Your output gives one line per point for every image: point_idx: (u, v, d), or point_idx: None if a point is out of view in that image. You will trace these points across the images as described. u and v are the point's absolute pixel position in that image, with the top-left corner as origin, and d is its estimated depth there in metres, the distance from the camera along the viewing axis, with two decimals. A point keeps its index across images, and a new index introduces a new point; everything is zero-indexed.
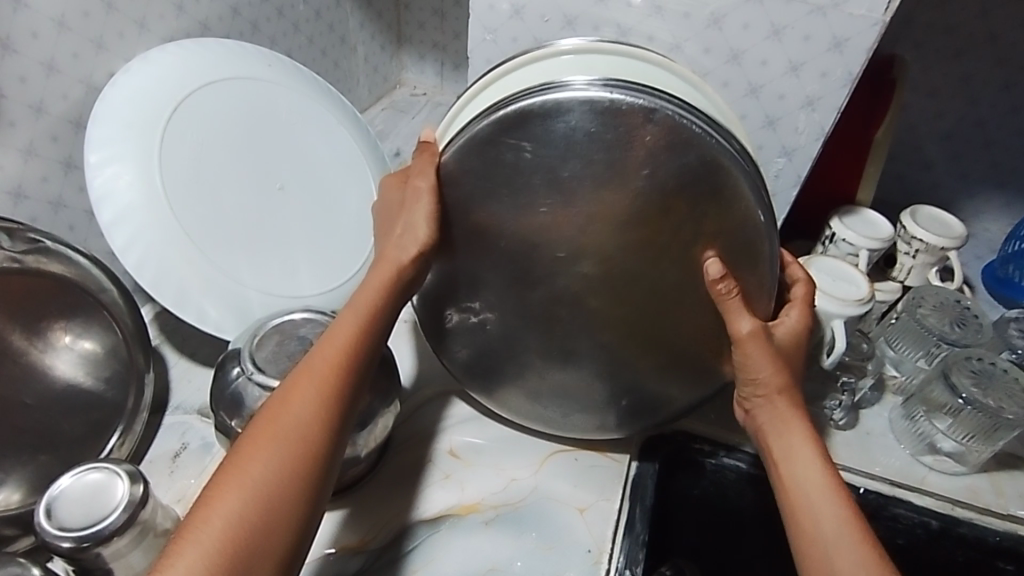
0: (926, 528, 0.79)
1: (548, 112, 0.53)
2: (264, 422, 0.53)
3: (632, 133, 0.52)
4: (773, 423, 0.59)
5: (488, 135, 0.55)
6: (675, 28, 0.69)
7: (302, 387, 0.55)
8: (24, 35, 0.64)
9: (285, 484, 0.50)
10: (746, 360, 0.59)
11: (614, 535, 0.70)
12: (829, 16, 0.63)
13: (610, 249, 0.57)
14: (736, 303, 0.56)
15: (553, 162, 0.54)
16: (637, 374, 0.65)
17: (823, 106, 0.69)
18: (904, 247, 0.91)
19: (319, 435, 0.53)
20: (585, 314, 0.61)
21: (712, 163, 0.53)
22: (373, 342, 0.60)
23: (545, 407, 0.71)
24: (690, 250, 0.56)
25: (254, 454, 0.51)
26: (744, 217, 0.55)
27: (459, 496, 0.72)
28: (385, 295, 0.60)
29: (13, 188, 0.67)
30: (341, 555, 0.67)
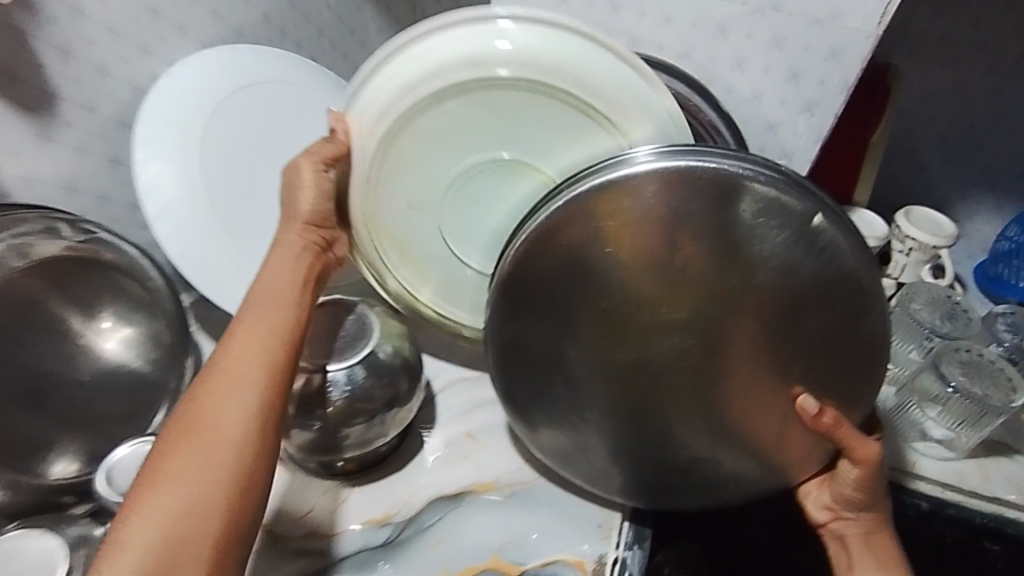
0: (916, 510, 0.86)
1: (622, 186, 0.56)
2: (173, 426, 0.52)
3: (698, 192, 0.55)
4: (869, 543, 0.65)
5: (564, 214, 0.58)
6: (684, 36, 0.74)
7: (212, 385, 0.54)
8: (82, 43, 0.66)
9: (206, 478, 0.50)
10: (863, 477, 0.63)
11: (622, 513, 0.75)
12: (827, 27, 0.68)
13: (703, 310, 0.58)
14: (846, 429, 0.61)
15: (630, 233, 0.57)
16: (676, 419, 0.65)
17: (821, 111, 0.73)
18: (898, 246, 0.95)
19: (237, 419, 0.53)
20: (667, 381, 0.63)
21: (817, 230, 0.55)
22: (285, 326, 0.61)
23: (592, 462, 0.71)
24: (762, 305, 0.58)
25: (169, 454, 0.51)
26: (857, 288, 0.56)
27: (476, 474, 0.77)
28: (286, 284, 0.63)
29: (66, 183, 0.70)
30: (368, 527, 0.72)
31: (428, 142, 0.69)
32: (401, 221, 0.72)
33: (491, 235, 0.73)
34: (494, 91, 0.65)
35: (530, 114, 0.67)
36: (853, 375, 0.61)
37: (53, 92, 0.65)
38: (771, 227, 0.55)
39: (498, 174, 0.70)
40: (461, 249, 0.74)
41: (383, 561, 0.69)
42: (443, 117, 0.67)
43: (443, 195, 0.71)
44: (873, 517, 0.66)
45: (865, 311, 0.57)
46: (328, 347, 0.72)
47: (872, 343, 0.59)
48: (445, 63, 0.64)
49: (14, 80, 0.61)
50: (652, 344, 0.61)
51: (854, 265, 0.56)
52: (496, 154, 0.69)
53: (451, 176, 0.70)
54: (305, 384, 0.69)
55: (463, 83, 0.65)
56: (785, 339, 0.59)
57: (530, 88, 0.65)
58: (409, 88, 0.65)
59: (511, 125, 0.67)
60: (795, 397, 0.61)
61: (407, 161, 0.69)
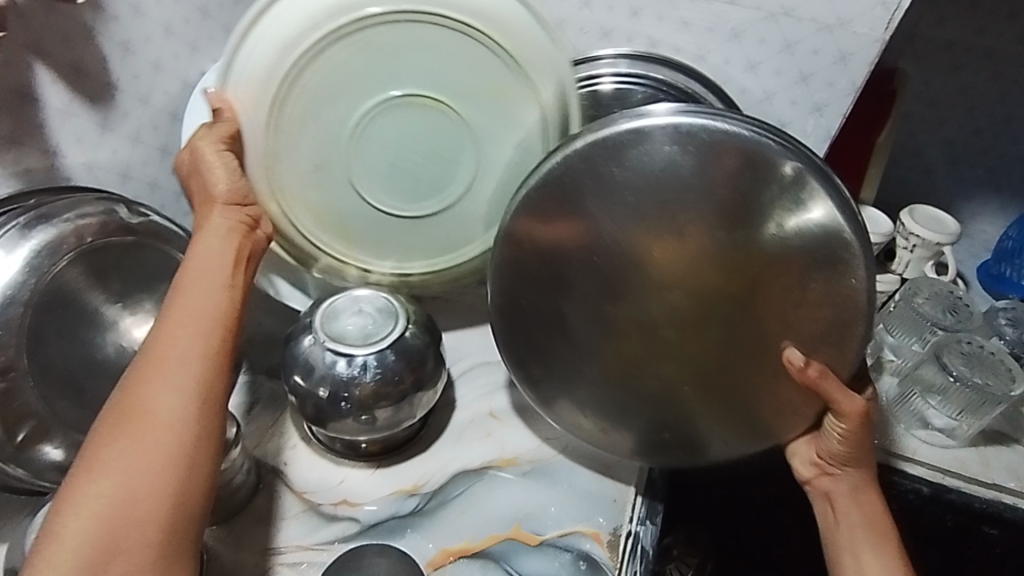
0: (919, 494, 0.89)
1: (632, 137, 0.63)
2: (109, 414, 0.54)
3: (701, 147, 0.62)
4: (855, 500, 0.69)
5: (574, 157, 0.65)
6: (700, 39, 0.78)
7: (145, 374, 0.56)
8: (140, 39, 0.70)
9: (139, 464, 0.52)
10: (849, 433, 0.67)
11: (636, 489, 0.79)
12: (835, 33, 0.72)
13: (693, 263, 0.64)
14: (833, 383, 0.64)
15: (639, 182, 0.64)
16: (672, 380, 0.70)
17: (829, 112, 0.78)
18: (902, 243, 0.99)
19: (171, 406, 0.55)
20: (663, 339, 0.68)
21: (793, 177, 0.61)
22: (208, 307, 0.60)
23: (601, 428, 0.76)
24: (752, 263, 0.63)
25: (106, 444, 0.53)
26: (836, 233, 0.62)
27: (499, 451, 0.81)
28: (210, 266, 0.63)
29: (121, 171, 0.75)
30: (398, 495, 0.76)
31: (316, 96, 0.72)
32: (312, 184, 0.75)
33: (406, 177, 0.76)
34: (374, 33, 0.70)
35: (417, 49, 0.72)
36: (844, 334, 0.64)
37: (113, 85, 0.69)
38: (734, 168, 0.62)
39: (400, 115, 0.73)
40: (381, 199, 0.77)
41: (408, 528, 0.73)
42: (329, 68, 0.71)
43: (351, 146, 0.74)
44: (857, 473, 0.69)
45: (849, 266, 0.62)
46: (357, 332, 0.73)
47: (857, 299, 0.63)
48: (321, 16, 0.69)
49: (80, 72, 0.66)
50: (647, 298, 0.67)
51: (840, 225, 0.61)
52: (392, 96, 0.72)
53: (349, 126, 0.73)
54: (337, 368, 0.71)
55: (342, 29, 0.69)
56: (773, 297, 0.64)
57: (407, 23, 0.70)
58: (289, 45, 0.69)
59: (400, 64, 0.72)
60: (783, 352, 0.65)
61: (303, 120, 0.72)
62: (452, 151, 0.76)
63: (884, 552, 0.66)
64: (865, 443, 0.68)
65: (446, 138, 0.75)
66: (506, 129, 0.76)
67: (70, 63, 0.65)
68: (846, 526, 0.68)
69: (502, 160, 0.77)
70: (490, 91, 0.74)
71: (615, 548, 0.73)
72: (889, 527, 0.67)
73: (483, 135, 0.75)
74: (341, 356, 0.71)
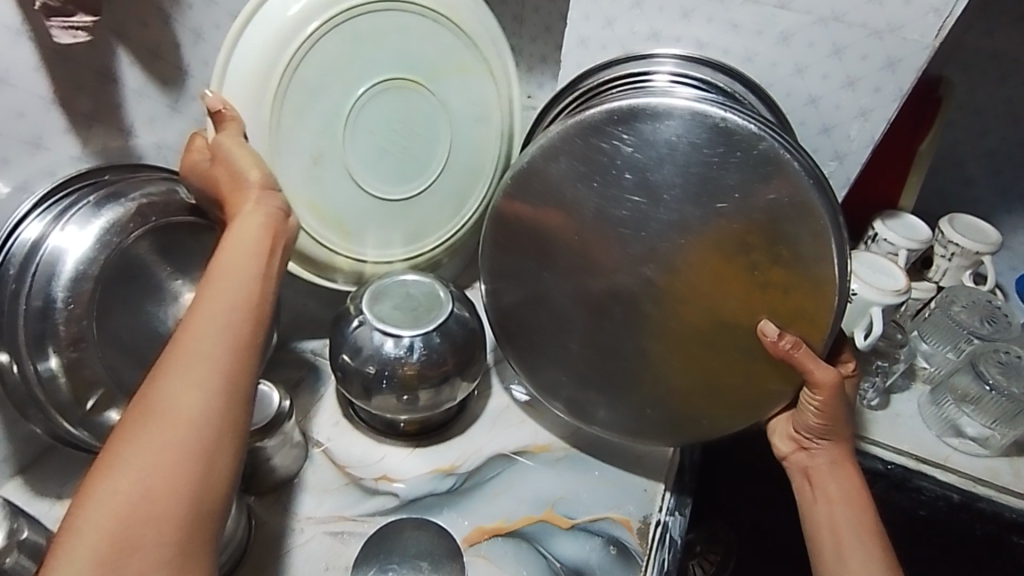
0: (947, 501, 0.89)
1: (640, 117, 0.63)
2: (128, 410, 0.50)
3: (701, 130, 0.62)
4: (833, 471, 0.72)
5: (576, 133, 0.66)
6: (748, 42, 0.79)
7: (167, 367, 0.51)
8: (210, 27, 0.73)
9: (158, 462, 0.48)
10: (823, 405, 0.69)
11: (666, 480, 0.81)
12: (885, 39, 0.73)
13: (676, 244, 0.67)
14: (805, 352, 0.66)
15: (643, 163, 0.64)
16: (654, 357, 0.74)
17: (874, 117, 0.78)
18: (940, 251, 0.98)
19: (194, 402, 0.50)
20: (641, 315, 0.72)
21: (768, 158, 0.61)
22: (238, 298, 0.56)
23: (601, 409, 0.81)
24: (725, 243, 0.65)
25: (122, 440, 0.48)
26: (804, 210, 0.62)
27: (533, 437, 0.84)
28: (241, 254, 0.59)
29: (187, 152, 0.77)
30: (436, 473, 0.79)
31: (310, 92, 0.74)
32: (311, 178, 0.77)
33: (391, 160, 0.83)
34: (358, 23, 0.74)
35: (392, 36, 0.77)
36: (812, 306, 0.67)
37: (184, 70, 0.72)
38: (700, 145, 0.62)
39: (384, 101, 0.79)
40: (371, 185, 0.82)
41: (444, 506, 0.76)
42: (320, 59, 0.73)
43: (344, 134, 0.78)
44: (833, 445, 0.72)
45: (818, 240, 0.64)
46: (404, 314, 0.76)
47: (828, 280, 0.65)
48: (307, 11, 0.71)
49: (155, 56, 0.69)
50: (622, 272, 0.70)
51: (815, 216, 0.62)
52: (377, 83, 0.77)
53: (344, 117, 0.77)
54: (386, 347, 0.73)
55: (325, 25, 0.72)
56: (748, 275, 0.66)
57: (383, 13, 0.76)
58: (283, 37, 0.70)
59: (379, 51, 0.77)
60: (758, 325, 0.68)
61: (298, 113, 0.74)
62: (427, 130, 0.84)
63: (858, 520, 0.68)
64: (840, 415, 0.70)
65: (420, 116, 0.83)
66: (466, 107, 0.86)
67: (147, 47, 0.68)
68: (822, 500, 0.71)
69: (467, 133, 0.88)
70: (453, 72, 0.83)
71: (645, 536, 0.75)
72: (866, 499, 0.69)
73: (452, 112, 0.85)
74: (389, 336, 0.74)
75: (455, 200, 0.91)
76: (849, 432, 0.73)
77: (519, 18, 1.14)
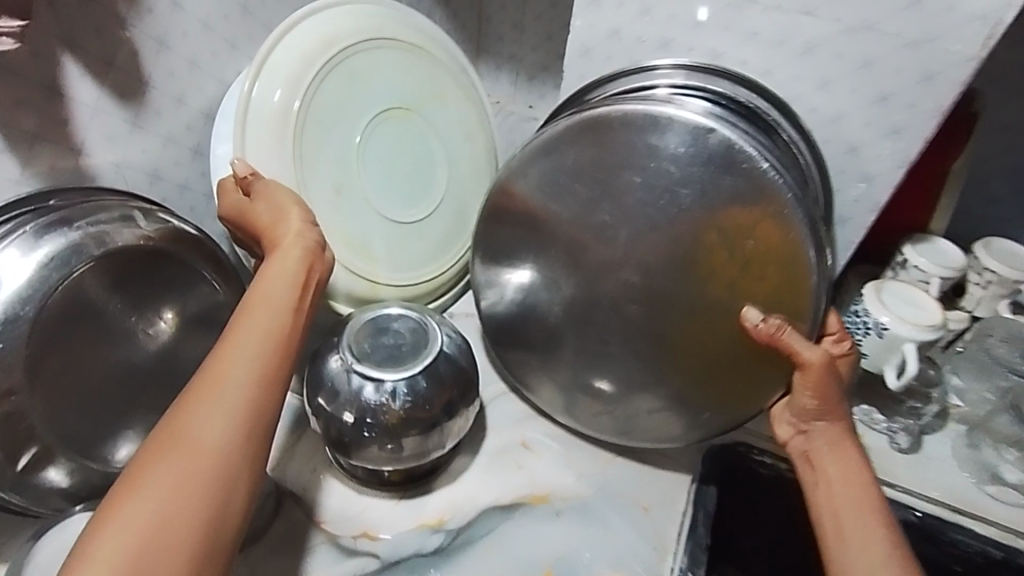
0: (987, 558, 0.78)
1: (614, 121, 0.64)
2: (154, 435, 0.47)
3: (670, 132, 0.62)
4: (830, 449, 0.64)
5: (555, 140, 0.67)
6: (769, 53, 0.71)
7: (199, 393, 0.49)
8: (175, 33, 0.66)
9: (182, 494, 0.45)
10: (814, 387, 0.63)
11: (677, 537, 0.73)
12: (922, 49, 0.66)
13: (653, 245, 0.66)
14: (790, 335, 0.63)
15: (626, 173, 0.65)
16: (647, 363, 0.72)
17: (909, 135, 0.70)
18: (974, 277, 0.89)
19: (222, 429, 0.48)
20: (627, 315, 0.70)
21: (741, 155, 0.61)
22: (276, 326, 0.54)
23: (623, 424, 0.77)
24: (708, 238, 0.64)
25: (145, 467, 0.45)
26: (769, 197, 0.62)
27: (530, 485, 0.75)
28: (280, 281, 0.56)
29: (151, 170, 0.69)
30: (422, 529, 0.71)
31: (321, 124, 0.72)
32: (337, 211, 0.75)
33: (401, 187, 0.81)
34: (353, 60, 0.75)
35: (383, 69, 0.78)
36: (792, 289, 0.65)
37: (145, 81, 0.65)
38: (669, 145, 0.63)
39: (388, 130, 0.78)
40: (393, 213, 0.80)
41: (432, 566, 0.69)
42: (326, 98, 0.72)
43: (359, 164, 0.77)
44: (831, 425, 0.65)
45: (785, 227, 0.62)
46: (388, 354, 0.68)
47: (804, 270, 0.64)
48: (309, 51, 0.70)
49: (111, 66, 0.62)
50: (604, 277, 0.70)
51: (786, 210, 0.62)
52: (378, 114, 0.77)
53: (356, 145, 0.76)
54: (365, 392, 0.66)
55: (328, 61, 0.72)
56: (723, 271, 0.65)
57: (373, 50, 0.77)
58: (296, 79, 0.69)
59: (374, 85, 0.77)
60: (742, 309, 0.65)
61: (317, 151, 0.73)
62: (428, 154, 0.83)
63: (867, 513, 0.59)
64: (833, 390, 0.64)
65: (417, 140, 0.81)
66: (456, 129, 0.86)
67: (101, 56, 0.60)
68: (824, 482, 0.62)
69: (460, 153, 0.87)
70: (438, 98, 0.84)
71: None
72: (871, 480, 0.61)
73: (444, 134, 0.85)
74: (370, 379, 0.66)
75: (461, 223, 0.88)
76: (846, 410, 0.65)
77: (516, 26, 1.07)
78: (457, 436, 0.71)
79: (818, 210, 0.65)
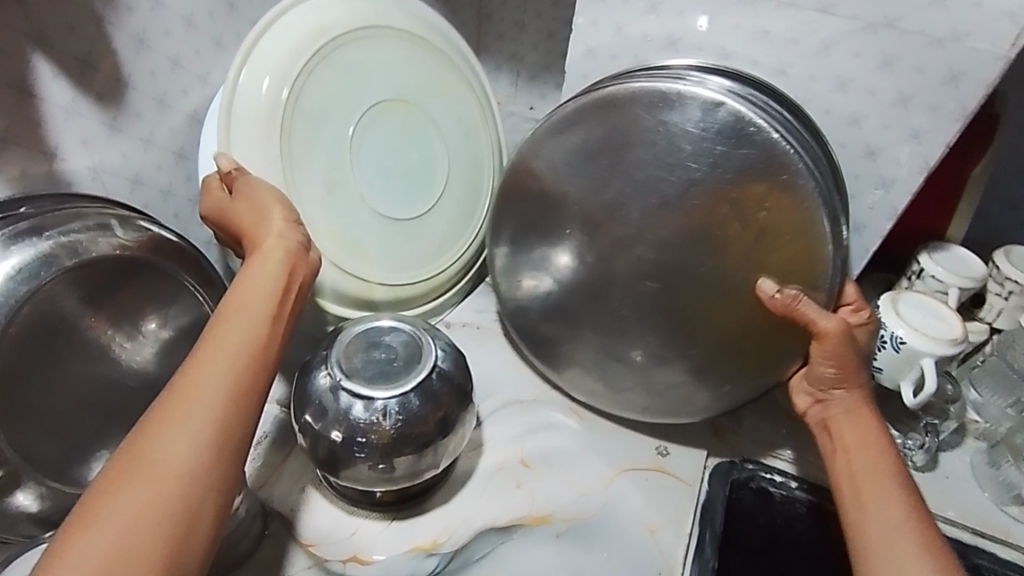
0: None
1: (624, 98, 0.64)
2: (116, 459, 0.44)
3: (682, 106, 0.62)
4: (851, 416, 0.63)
5: (570, 118, 0.67)
6: (782, 52, 0.68)
7: (164, 413, 0.45)
8: (157, 31, 0.63)
9: (139, 526, 0.41)
10: (834, 356, 0.62)
11: (684, 558, 0.69)
12: (947, 48, 0.62)
13: (667, 222, 0.65)
14: (807, 304, 0.62)
15: (640, 151, 0.64)
16: (663, 341, 0.71)
17: (929, 139, 0.66)
18: (995, 287, 0.84)
19: (187, 450, 0.44)
20: (640, 290, 0.69)
21: (756, 130, 0.61)
22: (251, 338, 0.50)
23: (647, 400, 0.76)
24: (726, 209, 0.63)
25: (101, 495, 0.42)
26: (779, 165, 0.61)
27: (530, 505, 0.72)
28: (257, 291, 0.53)
29: (131, 175, 0.66)
30: (415, 552, 0.67)
31: (313, 118, 0.69)
32: (329, 209, 0.71)
33: (399, 181, 0.77)
34: (346, 51, 0.71)
35: (378, 59, 0.74)
36: (805, 259, 0.64)
37: (125, 82, 0.61)
38: (684, 120, 0.62)
39: (384, 123, 0.75)
40: (388, 211, 0.76)
41: None
42: (317, 90, 0.69)
43: (352, 161, 0.73)
44: (850, 394, 0.64)
45: (795, 195, 0.62)
46: (380, 371, 0.65)
47: (818, 241, 0.63)
48: (299, 41, 0.67)
49: (87, 65, 0.58)
50: (620, 254, 0.69)
51: (799, 181, 0.61)
52: (373, 106, 0.73)
53: (349, 140, 0.72)
54: (354, 411, 0.62)
55: (318, 50, 0.68)
56: (737, 248, 0.64)
57: (368, 39, 0.73)
58: (284, 70, 0.66)
59: (370, 76, 0.73)
60: (756, 283, 0.65)
61: (307, 146, 0.69)
62: (427, 149, 0.79)
63: (885, 475, 0.58)
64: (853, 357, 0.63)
65: (414, 135, 0.78)
66: (457, 122, 0.82)
67: (77, 56, 0.57)
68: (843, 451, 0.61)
69: (461, 149, 0.83)
70: (438, 89, 0.80)
71: None
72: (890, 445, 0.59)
73: (444, 128, 0.81)
74: (360, 398, 0.63)
75: (462, 222, 0.84)
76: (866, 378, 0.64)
77: (518, 24, 1.04)
78: (451, 455, 0.68)
79: (836, 187, 0.65)
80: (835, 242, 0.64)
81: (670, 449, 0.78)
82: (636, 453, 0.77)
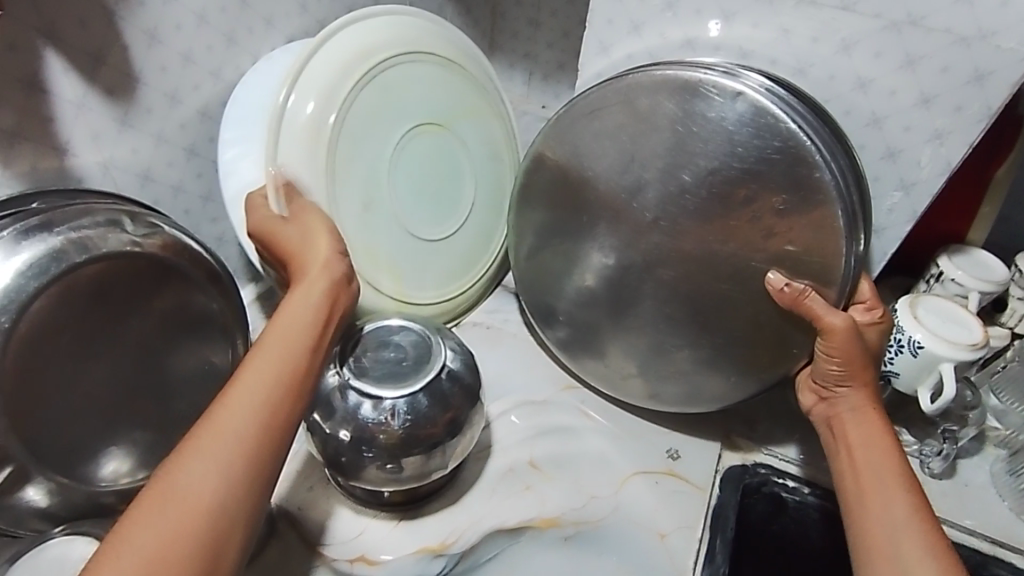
0: None
1: (649, 87, 0.63)
2: (149, 485, 0.43)
3: (703, 96, 0.61)
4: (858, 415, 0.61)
5: (592, 103, 0.67)
6: (802, 51, 0.66)
7: (199, 441, 0.45)
8: (169, 27, 0.62)
9: (167, 557, 0.40)
10: (838, 354, 0.61)
11: (694, 565, 0.68)
12: (974, 47, 0.61)
13: (685, 208, 0.64)
14: (816, 302, 0.61)
15: (666, 152, 0.63)
16: (681, 330, 0.70)
17: (953, 141, 0.65)
18: (1018, 292, 0.82)
19: (217, 480, 0.44)
20: (655, 278, 0.69)
21: (788, 132, 0.59)
22: (291, 369, 0.50)
23: (667, 387, 0.75)
24: (748, 188, 0.61)
25: (131, 523, 0.41)
26: (796, 159, 0.60)
27: (539, 508, 0.71)
28: (300, 321, 0.53)
29: (142, 171, 0.66)
30: (423, 555, 0.67)
31: (354, 140, 0.69)
32: (369, 226, 0.71)
33: (432, 201, 0.77)
34: (388, 73, 0.71)
35: (417, 82, 0.74)
36: (821, 250, 0.62)
37: (136, 78, 0.61)
38: (710, 112, 0.61)
39: (420, 144, 0.75)
40: (420, 230, 0.77)
41: None
42: (360, 113, 0.69)
43: (389, 182, 0.73)
44: (856, 392, 0.62)
45: (814, 188, 0.60)
46: (389, 371, 0.64)
47: (833, 231, 0.61)
48: (347, 65, 0.67)
49: (99, 61, 0.58)
50: (637, 241, 0.68)
51: (816, 173, 0.60)
52: (412, 127, 0.74)
53: (387, 164, 0.72)
54: (363, 411, 0.62)
55: (364, 75, 0.68)
56: (756, 239, 0.63)
57: (409, 63, 0.73)
58: (331, 93, 0.66)
59: (409, 98, 0.73)
60: (765, 275, 0.63)
61: (350, 166, 0.69)
62: (456, 172, 0.80)
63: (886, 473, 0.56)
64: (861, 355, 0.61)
65: (444, 158, 0.78)
66: (485, 146, 0.83)
67: (88, 52, 0.57)
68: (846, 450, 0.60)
69: (486, 171, 0.83)
70: (468, 112, 0.80)
71: None
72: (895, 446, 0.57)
73: (473, 147, 0.81)
74: (368, 397, 0.62)
75: (483, 240, 0.85)
76: (874, 375, 0.62)
77: (532, 21, 1.02)
78: (459, 457, 0.67)
79: (858, 180, 0.64)
80: (852, 232, 0.62)
81: (682, 452, 0.77)
82: (648, 457, 0.76)
